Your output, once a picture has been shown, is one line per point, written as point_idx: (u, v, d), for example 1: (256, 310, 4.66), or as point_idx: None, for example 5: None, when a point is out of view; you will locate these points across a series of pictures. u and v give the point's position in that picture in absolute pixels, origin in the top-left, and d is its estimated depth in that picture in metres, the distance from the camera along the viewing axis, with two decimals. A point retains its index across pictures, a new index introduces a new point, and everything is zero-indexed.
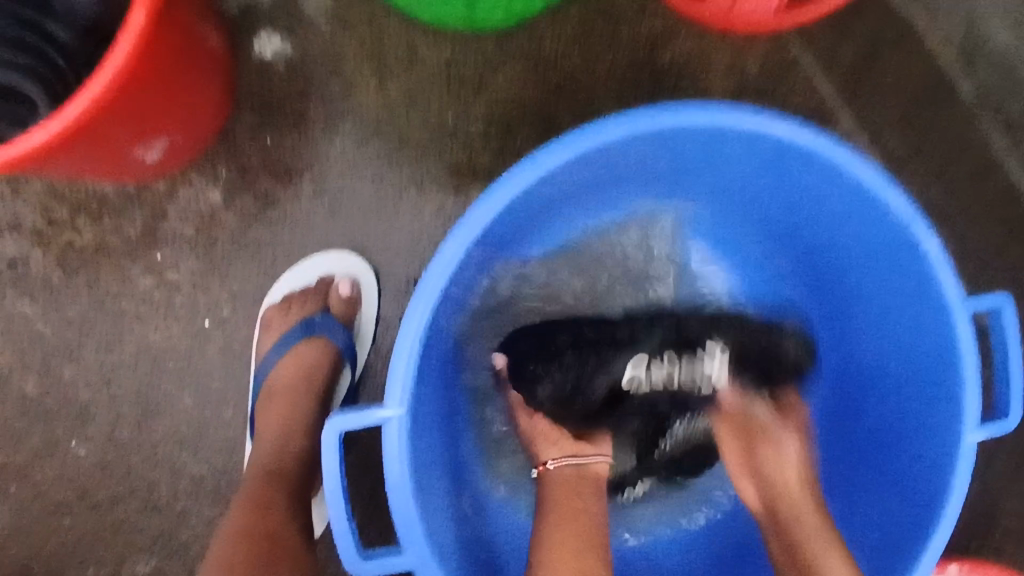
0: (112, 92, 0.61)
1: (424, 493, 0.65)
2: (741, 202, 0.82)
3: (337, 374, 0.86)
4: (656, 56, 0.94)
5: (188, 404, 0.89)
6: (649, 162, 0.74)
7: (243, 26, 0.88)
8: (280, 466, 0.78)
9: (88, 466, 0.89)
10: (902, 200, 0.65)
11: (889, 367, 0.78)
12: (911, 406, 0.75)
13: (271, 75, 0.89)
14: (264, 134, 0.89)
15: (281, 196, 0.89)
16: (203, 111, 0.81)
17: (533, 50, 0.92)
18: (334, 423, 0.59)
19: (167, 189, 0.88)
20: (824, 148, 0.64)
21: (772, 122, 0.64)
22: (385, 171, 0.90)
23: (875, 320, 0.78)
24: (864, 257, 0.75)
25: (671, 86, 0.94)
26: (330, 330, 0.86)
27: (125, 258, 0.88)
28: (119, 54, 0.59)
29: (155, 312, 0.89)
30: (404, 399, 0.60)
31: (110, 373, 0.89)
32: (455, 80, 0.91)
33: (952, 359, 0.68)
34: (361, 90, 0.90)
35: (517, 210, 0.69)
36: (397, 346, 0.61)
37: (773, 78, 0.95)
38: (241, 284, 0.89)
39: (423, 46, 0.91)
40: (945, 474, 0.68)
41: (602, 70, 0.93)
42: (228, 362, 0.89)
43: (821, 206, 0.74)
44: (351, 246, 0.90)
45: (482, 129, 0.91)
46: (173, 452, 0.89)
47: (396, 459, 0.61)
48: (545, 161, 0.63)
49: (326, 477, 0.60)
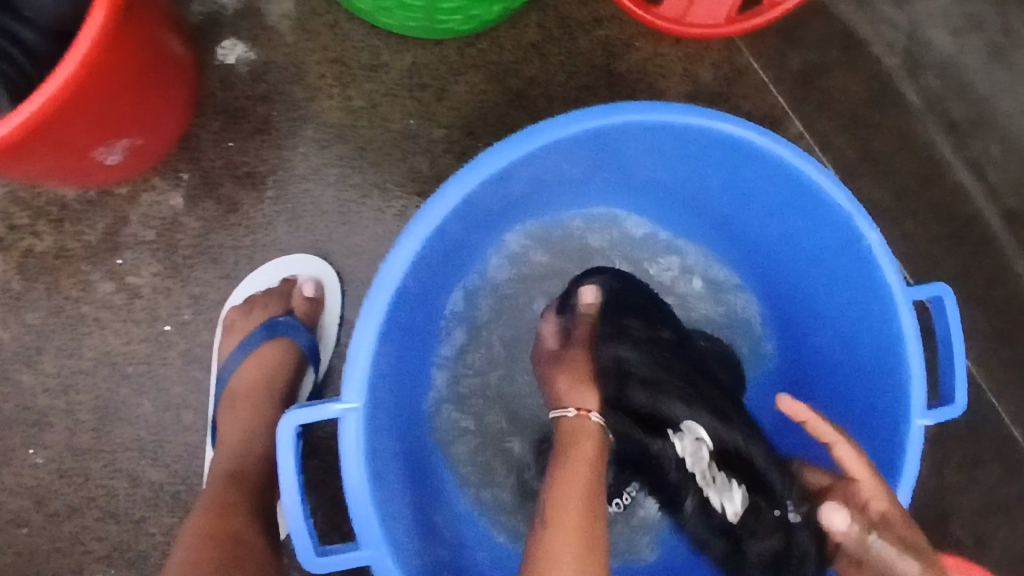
0: (70, 90, 0.61)
1: (382, 488, 0.66)
2: (694, 207, 0.85)
3: (300, 375, 0.86)
4: (613, 64, 0.97)
5: (148, 410, 0.89)
6: (601, 164, 0.77)
7: (206, 32, 0.89)
8: (243, 468, 0.77)
9: (46, 474, 0.88)
10: (839, 192, 0.69)
11: (838, 361, 0.81)
12: (860, 396, 0.78)
13: (234, 81, 0.89)
14: (227, 138, 0.89)
15: (244, 200, 0.89)
16: (165, 115, 0.81)
17: (495, 58, 0.94)
18: (291, 417, 0.60)
19: (129, 194, 0.88)
20: (766, 144, 0.68)
21: (715, 121, 0.68)
22: (348, 176, 0.91)
23: (825, 316, 0.81)
24: (811, 254, 0.79)
25: (626, 92, 0.98)
26: (294, 331, 0.86)
27: (86, 263, 0.88)
28: (78, 52, 0.59)
29: (115, 317, 0.88)
30: (363, 392, 0.62)
31: (70, 379, 0.89)
32: (417, 86, 0.92)
33: (896, 344, 0.71)
34: (324, 96, 0.91)
35: (470, 209, 0.72)
36: (354, 340, 0.62)
37: (724, 84, 1.01)
38: (203, 288, 0.89)
39: (387, 52, 0.92)
40: (895, 458, 0.71)
41: (561, 78, 0.96)
42: (189, 366, 0.89)
43: (768, 205, 0.78)
44: (314, 250, 0.90)
45: (445, 134, 0.93)
46: (132, 459, 0.89)
47: (353, 453, 0.62)
48: (496, 161, 0.66)
49: (281, 471, 0.61)
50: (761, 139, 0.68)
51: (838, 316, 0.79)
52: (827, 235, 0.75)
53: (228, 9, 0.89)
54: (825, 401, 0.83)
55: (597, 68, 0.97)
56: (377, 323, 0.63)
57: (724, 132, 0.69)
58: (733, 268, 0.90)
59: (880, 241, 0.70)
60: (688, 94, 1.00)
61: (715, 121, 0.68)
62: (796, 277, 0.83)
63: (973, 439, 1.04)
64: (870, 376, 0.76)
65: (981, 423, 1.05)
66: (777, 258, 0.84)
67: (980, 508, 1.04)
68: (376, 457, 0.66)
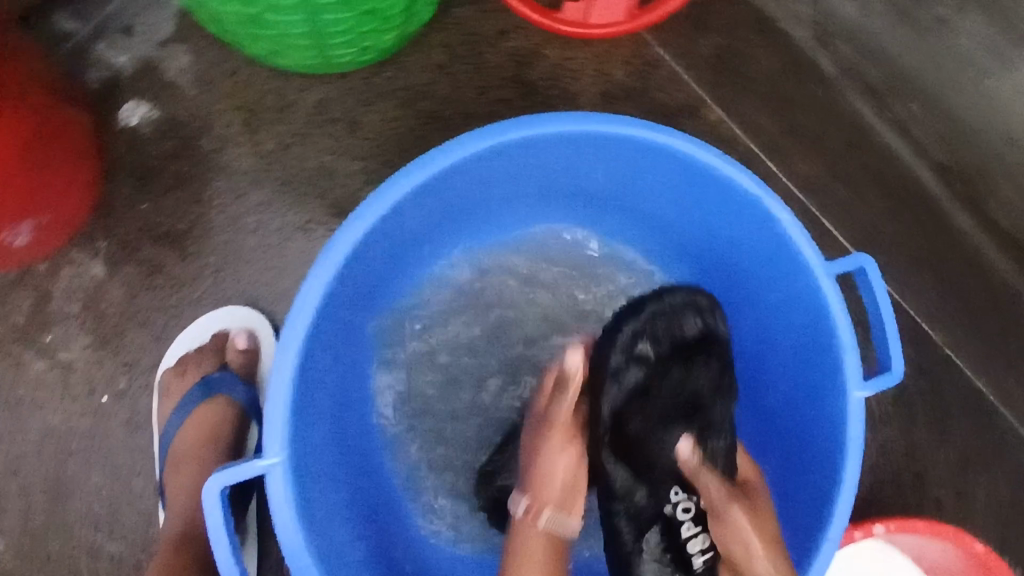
0: None
1: (320, 534, 0.66)
2: (613, 206, 0.85)
3: (244, 426, 0.87)
4: (524, 71, 0.96)
5: (97, 483, 0.87)
6: (509, 176, 0.76)
7: (108, 100, 0.90)
8: (190, 534, 0.80)
9: (4, 562, 0.87)
10: (743, 175, 0.69)
11: (775, 342, 0.81)
12: (799, 376, 0.78)
13: (141, 143, 0.90)
14: (141, 200, 0.89)
15: (166, 260, 0.89)
16: (70, 188, 0.81)
17: (401, 83, 0.93)
18: (216, 479, 0.59)
19: (50, 269, 0.88)
20: (663, 139, 0.68)
21: (609, 123, 0.68)
22: (267, 221, 0.90)
23: (756, 299, 0.81)
24: (732, 240, 0.78)
25: (541, 100, 0.96)
26: (230, 386, 0.87)
27: (17, 344, 0.88)
28: None
29: (52, 395, 0.88)
30: (285, 444, 0.62)
31: (15, 463, 0.87)
32: (327, 122, 0.92)
33: (824, 319, 0.71)
34: (233, 144, 0.91)
35: (379, 241, 0.71)
36: (269, 393, 0.62)
37: (638, 80, 1.00)
38: (137, 353, 0.88)
39: (291, 93, 0.91)
40: (837, 433, 0.71)
41: (473, 92, 0.95)
42: (133, 433, 0.88)
43: (682, 196, 0.78)
44: (244, 300, 0.90)
45: (361, 165, 0.92)
46: (88, 535, 0.87)
47: (284, 505, 0.62)
48: (393, 192, 0.65)
49: (213, 534, 0.59)
50: (658, 136, 0.68)
51: (768, 298, 0.79)
52: (743, 220, 0.74)
53: (126, 73, 0.90)
54: (769, 384, 0.83)
55: (508, 80, 0.95)
56: (290, 373, 0.62)
57: (620, 133, 0.68)
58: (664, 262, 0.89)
59: (792, 219, 0.70)
60: (602, 93, 0.98)
61: (610, 124, 0.67)
62: (723, 264, 0.82)
63: (942, 399, 1.01)
64: (806, 355, 0.76)
65: (945, 381, 1.02)
66: (702, 249, 0.83)
67: (960, 466, 1.01)
68: (311, 504, 0.66)
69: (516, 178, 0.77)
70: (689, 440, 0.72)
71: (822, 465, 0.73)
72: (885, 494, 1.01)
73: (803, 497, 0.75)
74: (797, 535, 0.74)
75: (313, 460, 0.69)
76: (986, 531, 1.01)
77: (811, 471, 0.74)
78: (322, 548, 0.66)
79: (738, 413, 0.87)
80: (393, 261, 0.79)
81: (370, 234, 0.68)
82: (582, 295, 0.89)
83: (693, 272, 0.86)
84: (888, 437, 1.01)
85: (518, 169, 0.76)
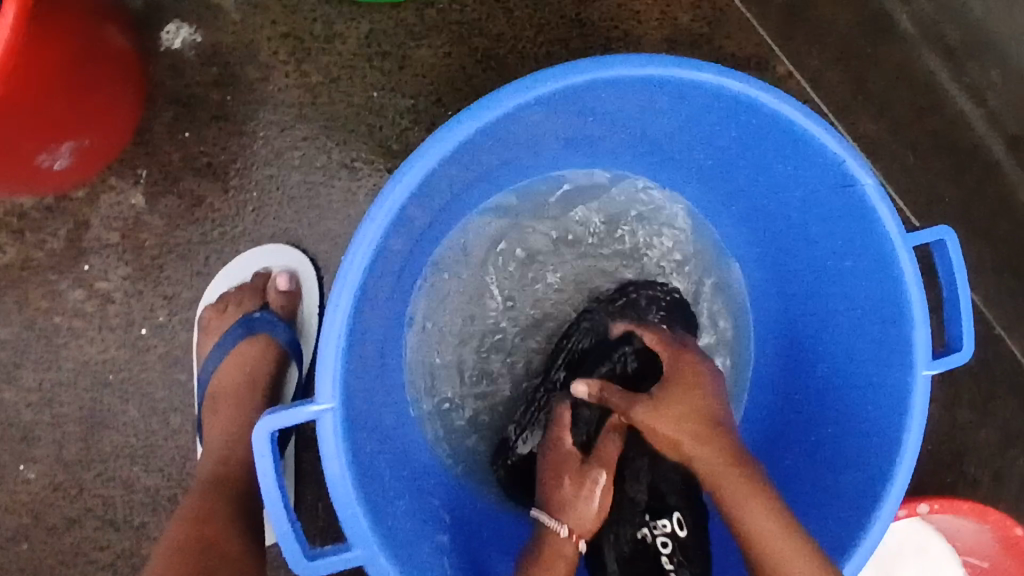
0: None
1: (368, 484, 0.64)
2: (667, 154, 0.80)
3: (283, 371, 0.85)
4: (584, 13, 0.90)
5: (133, 415, 0.86)
6: (568, 121, 0.72)
7: (149, 19, 0.85)
8: (225, 474, 0.78)
9: (39, 489, 0.87)
10: (831, 136, 0.65)
11: (835, 310, 0.77)
12: (858, 349, 0.74)
13: (183, 66, 0.86)
14: (182, 129, 0.86)
15: (207, 193, 0.86)
16: (113, 111, 0.78)
17: (455, 17, 0.88)
18: (266, 423, 0.57)
19: (88, 195, 0.85)
20: (751, 93, 0.63)
21: (692, 70, 0.63)
22: (313, 158, 0.87)
23: (816, 266, 0.77)
24: (804, 202, 0.74)
25: (601, 43, 0.91)
26: (272, 326, 0.85)
27: (52, 273, 0.85)
28: None
29: (89, 325, 0.86)
30: (338, 391, 0.60)
31: (51, 392, 0.86)
32: (377, 55, 0.87)
33: (897, 292, 0.67)
34: (279, 74, 0.87)
35: (433, 184, 0.67)
36: (324, 337, 0.59)
37: (708, 25, 0.92)
38: (176, 287, 0.86)
39: (340, 21, 0.87)
40: (902, 411, 0.68)
41: (529, 31, 0.89)
42: (171, 367, 0.87)
43: (751, 152, 0.73)
44: (287, 239, 0.87)
45: (411, 103, 0.88)
46: (123, 465, 0.87)
47: (334, 453, 0.60)
48: (459, 131, 0.61)
49: (263, 480, 0.58)
50: (744, 88, 0.63)
51: (834, 268, 0.75)
52: (816, 181, 0.70)
53: None
54: (821, 358, 0.80)
55: (568, 19, 0.90)
56: (345, 319, 0.60)
57: (704, 82, 0.63)
58: (715, 218, 0.86)
59: (875, 184, 0.65)
60: (666, 39, 0.92)
61: (694, 71, 0.63)
62: (786, 228, 0.79)
63: (990, 378, 0.97)
64: (867, 330, 0.73)
65: (996, 361, 0.97)
66: (766, 211, 0.80)
67: (999, 445, 0.97)
68: (360, 451, 0.64)
69: (577, 123, 0.73)
70: (581, 383, 0.72)
71: (878, 443, 0.70)
72: (923, 472, 0.98)
73: (857, 475, 0.72)
74: (840, 513, 0.72)
75: (362, 408, 0.67)
76: (1019, 510, 0.98)
77: (867, 449, 0.72)
78: (372, 497, 0.64)
79: (783, 383, 0.85)
80: (446, 206, 0.75)
81: (430, 175, 0.64)
82: (609, 244, 0.87)
83: (750, 231, 0.84)
84: (933, 415, 0.98)
85: (580, 116, 0.71)
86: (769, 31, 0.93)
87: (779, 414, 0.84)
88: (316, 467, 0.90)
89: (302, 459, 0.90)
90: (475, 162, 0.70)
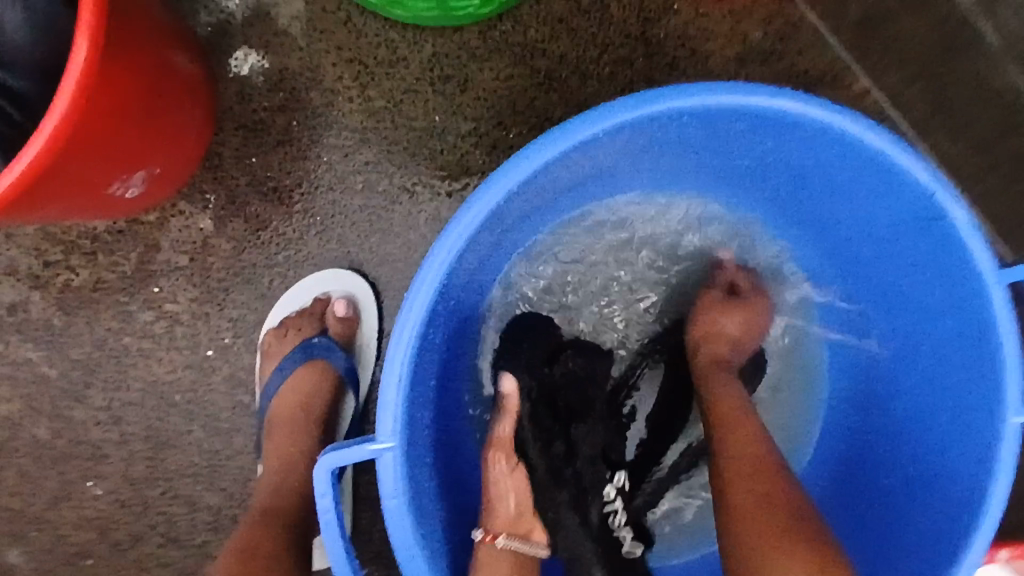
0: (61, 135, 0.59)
1: (424, 519, 0.63)
2: (739, 176, 0.77)
3: (338, 400, 0.85)
4: (650, 32, 0.88)
5: (198, 435, 0.88)
6: (636, 149, 0.69)
7: (219, 45, 0.86)
8: (280, 502, 0.77)
9: (106, 506, 0.88)
10: (920, 166, 0.60)
11: (920, 343, 0.72)
12: (944, 387, 0.70)
13: (251, 92, 0.87)
14: (249, 153, 0.87)
15: (272, 217, 0.87)
16: (181, 138, 0.79)
17: (519, 39, 0.87)
18: (327, 460, 0.57)
19: (158, 219, 0.87)
20: (830, 120, 0.60)
21: (773, 99, 0.60)
22: (375, 180, 0.87)
23: (899, 296, 0.73)
24: (888, 231, 0.70)
25: (667, 63, 0.88)
26: (329, 352, 0.85)
27: (123, 294, 0.87)
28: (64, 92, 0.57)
29: (157, 345, 0.87)
30: (398, 429, 0.59)
31: (119, 412, 0.88)
32: (439, 78, 0.87)
33: (989, 333, 0.63)
34: (344, 98, 0.87)
35: (500, 213, 0.65)
36: (385, 373, 0.58)
37: (780, 41, 0.89)
38: (242, 310, 0.87)
39: (404, 44, 0.87)
40: (991, 460, 0.63)
41: (593, 52, 0.88)
42: (235, 389, 0.88)
43: (829, 178, 0.70)
44: (348, 263, 0.87)
45: (473, 127, 0.87)
46: (187, 484, 0.88)
47: (393, 492, 0.59)
48: (525, 165, 0.59)
49: (322, 516, 0.57)
50: (827, 115, 0.60)
51: (919, 298, 0.71)
52: (902, 209, 0.66)
53: (237, 17, 0.86)
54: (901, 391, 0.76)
55: (633, 38, 0.88)
56: (406, 356, 0.59)
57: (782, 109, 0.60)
58: (791, 238, 0.82)
59: (967, 218, 0.60)
60: (735, 57, 0.89)
61: (772, 98, 0.59)
62: (869, 254, 0.75)
63: None
64: (953, 368, 0.68)
65: None
66: (846, 235, 0.76)
67: None
68: (418, 488, 0.63)
69: (645, 150, 0.70)
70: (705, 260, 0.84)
71: (963, 493, 0.66)
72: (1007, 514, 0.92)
73: (940, 525, 0.67)
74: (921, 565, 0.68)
75: (421, 441, 0.66)
76: None
77: (950, 497, 0.67)
78: (429, 534, 0.63)
79: (862, 416, 0.81)
80: (512, 232, 0.73)
81: (496, 207, 0.62)
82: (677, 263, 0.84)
83: (831, 255, 0.80)
84: None
85: (649, 143, 0.69)
86: (845, 47, 0.90)
87: (860, 447, 0.80)
88: (373, 491, 0.90)
89: (359, 482, 0.90)
90: (542, 191, 0.69)
